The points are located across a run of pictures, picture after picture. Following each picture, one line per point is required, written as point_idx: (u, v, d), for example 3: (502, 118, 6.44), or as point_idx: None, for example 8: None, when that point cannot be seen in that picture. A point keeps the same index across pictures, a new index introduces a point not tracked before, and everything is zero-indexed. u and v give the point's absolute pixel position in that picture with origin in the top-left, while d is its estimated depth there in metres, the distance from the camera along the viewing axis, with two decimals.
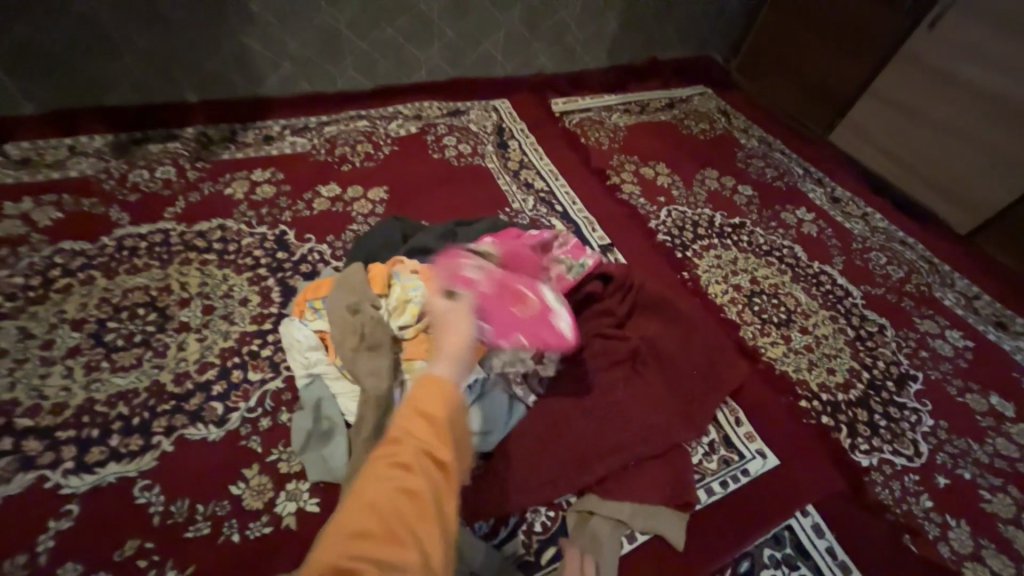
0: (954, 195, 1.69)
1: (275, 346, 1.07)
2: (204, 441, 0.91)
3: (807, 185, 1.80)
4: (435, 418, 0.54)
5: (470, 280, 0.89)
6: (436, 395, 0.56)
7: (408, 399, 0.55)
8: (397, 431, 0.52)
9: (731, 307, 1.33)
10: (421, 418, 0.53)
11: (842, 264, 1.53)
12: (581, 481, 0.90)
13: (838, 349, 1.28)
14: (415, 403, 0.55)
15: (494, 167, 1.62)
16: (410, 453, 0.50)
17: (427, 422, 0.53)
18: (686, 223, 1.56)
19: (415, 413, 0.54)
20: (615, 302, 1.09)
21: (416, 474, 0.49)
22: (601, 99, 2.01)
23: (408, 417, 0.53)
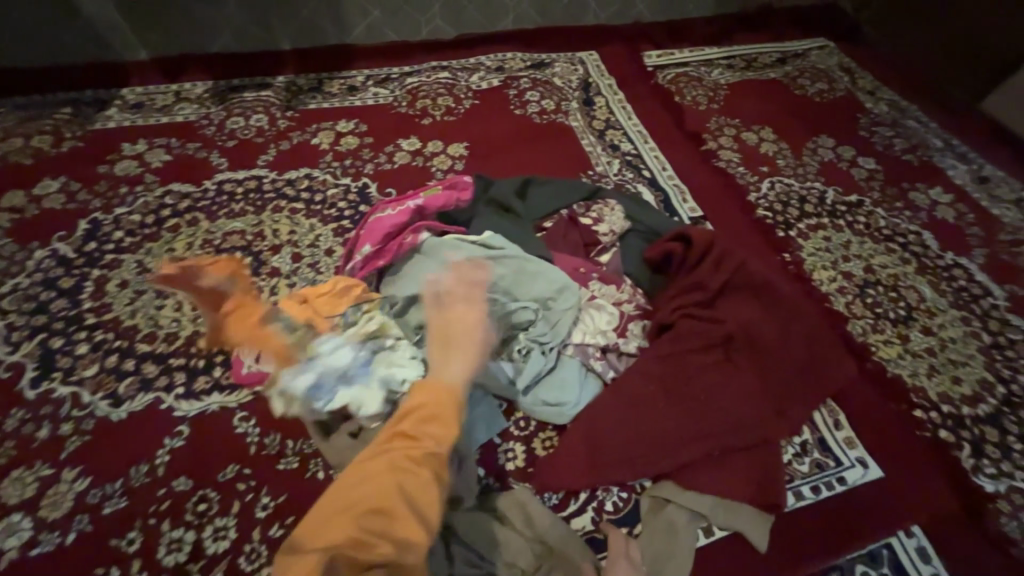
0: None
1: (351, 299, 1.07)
2: None
3: (947, 161, 1.52)
4: (427, 417, 0.67)
5: (371, 250, 1.00)
6: (435, 402, 0.67)
7: (412, 405, 0.68)
8: (399, 425, 0.66)
9: (839, 297, 1.18)
10: (422, 422, 0.66)
11: (983, 258, 1.29)
12: (660, 467, 0.86)
13: (968, 357, 1.10)
14: (420, 402, 0.68)
15: (578, 126, 1.51)
16: (398, 436, 0.65)
17: (421, 422, 0.66)
18: (791, 198, 1.39)
19: (419, 416, 0.67)
20: (707, 277, 0.98)
21: (411, 453, 0.63)
22: (701, 52, 1.80)
23: (411, 420, 0.67)
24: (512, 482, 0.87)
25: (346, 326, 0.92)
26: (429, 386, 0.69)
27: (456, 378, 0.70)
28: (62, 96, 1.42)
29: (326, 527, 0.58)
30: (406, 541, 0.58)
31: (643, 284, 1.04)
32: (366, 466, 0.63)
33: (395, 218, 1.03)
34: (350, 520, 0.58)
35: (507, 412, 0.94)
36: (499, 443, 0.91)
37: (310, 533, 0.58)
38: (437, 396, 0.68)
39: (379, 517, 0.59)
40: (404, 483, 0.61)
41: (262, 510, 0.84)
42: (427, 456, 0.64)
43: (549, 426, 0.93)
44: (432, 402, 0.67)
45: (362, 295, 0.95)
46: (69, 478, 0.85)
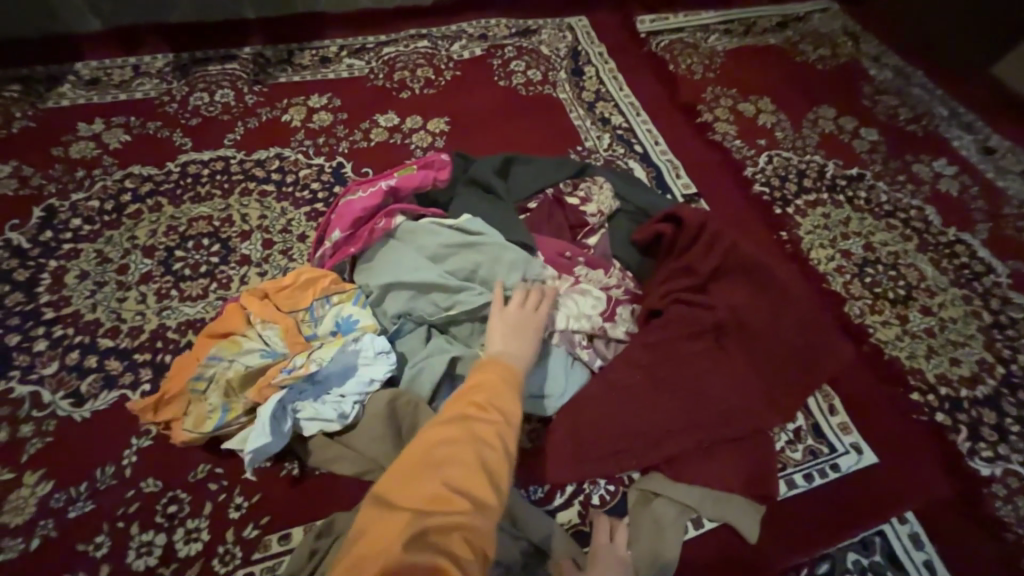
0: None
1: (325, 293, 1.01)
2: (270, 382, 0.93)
3: (952, 131, 1.46)
4: (495, 389, 0.66)
5: (339, 237, 0.94)
6: (501, 378, 0.68)
7: (479, 381, 0.67)
8: (470, 394, 0.65)
9: (836, 277, 1.13)
10: (489, 398, 0.65)
11: (987, 233, 1.25)
12: (649, 459, 0.83)
13: (967, 337, 1.06)
14: (489, 379, 0.67)
15: (567, 97, 1.42)
16: (472, 404, 0.64)
17: (493, 393, 0.65)
18: (790, 173, 1.32)
19: (487, 390, 0.66)
20: (700, 260, 0.93)
21: (486, 420, 0.62)
22: (697, 16, 1.69)
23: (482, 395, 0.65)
24: None
25: (314, 323, 0.88)
26: (494, 363, 0.69)
27: (514, 363, 0.73)
28: (10, 73, 1.32)
29: (409, 486, 0.55)
30: (486, 505, 0.55)
31: (633, 267, 0.99)
32: (446, 429, 0.60)
33: (365, 202, 0.96)
34: (435, 480, 0.55)
35: None
36: None
37: (395, 493, 0.55)
38: (502, 372, 0.69)
39: (461, 479, 0.56)
40: (483, 445, 0.59)
41: (235, 510, 0.80)
42: (499, 423, 0.62)
43: (533, 418, 0.89)
44: (494, 376, 0.68)
45: (331, 286, 0.90)
46: (30, 482, 0.81)
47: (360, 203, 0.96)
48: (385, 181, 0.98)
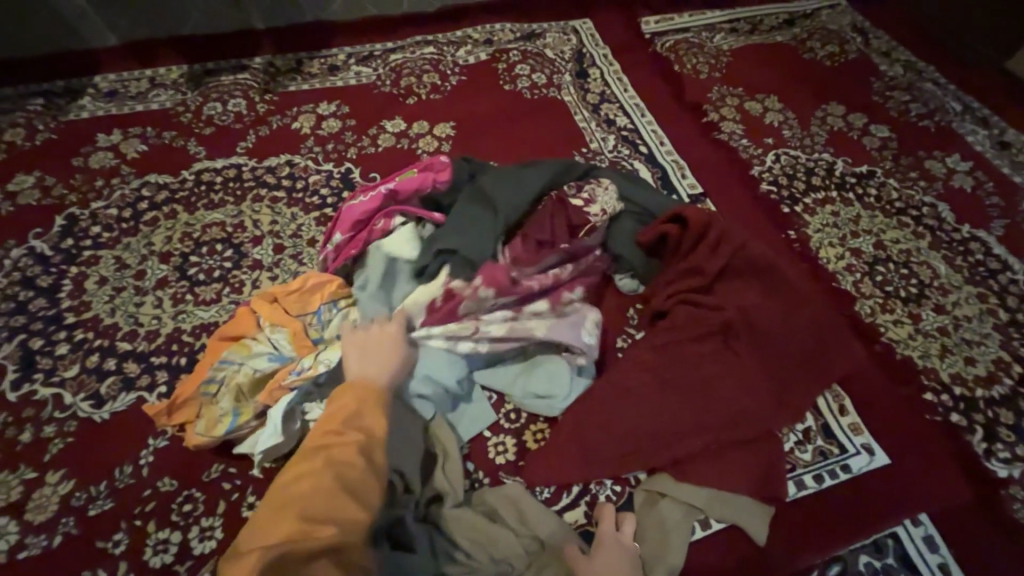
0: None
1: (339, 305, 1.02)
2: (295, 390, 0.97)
3: (966, 126, 1.43)
4: (345, 410, 0.73)
5: (338, 239, 0.98)
6: (355, 397, 0.75)
7: (334, 411, 0.73)
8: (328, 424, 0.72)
9: (846, 276, 1.12)
10: (347, 424, 0.71)
11: (1003, 230, 1.22)
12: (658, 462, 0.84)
13: (983, 335, 1.04)
14: (344, 404, 0.74)
15: (571, 100, 1.43)
16: (328, 434, 0.70)
17: (348, 415, 0.73)
18: (798, 171, 1.31)
19: (343, 416, 0.73)
20: (705, 260, 0.93)
21: (344, 442, 0.69)
22: (703, 16, 1.69)
23: (339, 422, 0.71)
24: (503, 477, 0.85)
25: (320, 327, 0.91)
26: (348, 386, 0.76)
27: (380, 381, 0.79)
28: (34, 87, 1.37)
29: (271, 521, 0.61)
30: (351, 515, 0.62)
31: (637, 269, 1.01)
32: (307, 462, 0.67)
33: (364, 207, 0.98)
34: (292, 518, 0.60)
35: (497, 404, 0.91)
36: (489, 436, 0.88)
37: (261, 529, 0.61)
38: (363, 391, 0.75)
39: (315, 502, 0.62)
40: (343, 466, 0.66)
41: (248, 509, 0.82)
42: (357, 443, 0.69)
43: (541, 418, 0.90)
44: (353, 397, 0.75)
45: (338, 290, 0.93)
46: (53, 480, 0.84)
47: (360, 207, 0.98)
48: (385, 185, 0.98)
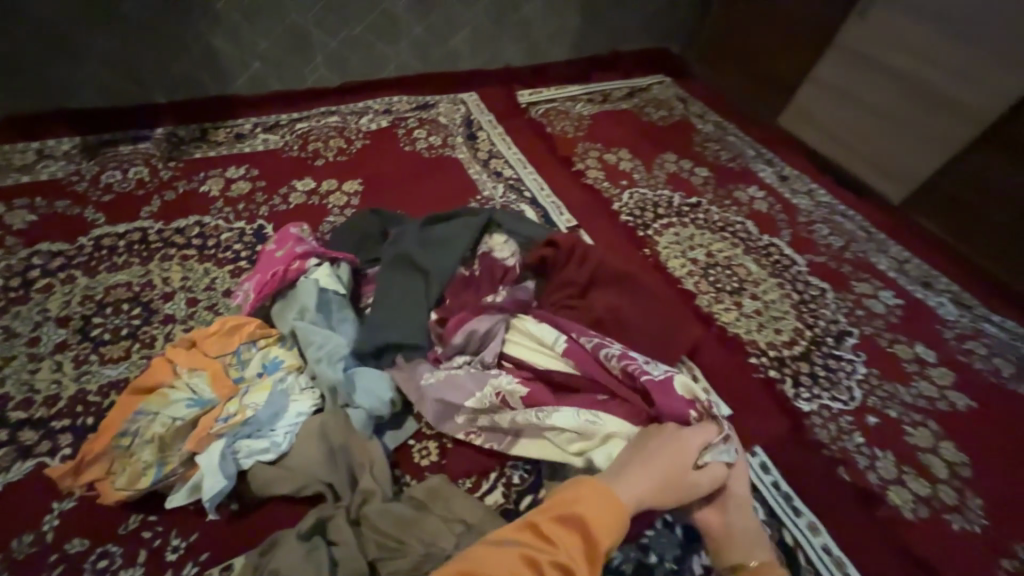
0: (874, 162, 1.81)
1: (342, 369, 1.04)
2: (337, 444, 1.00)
3: (758, 165, 1.93)
4: (585, 528, 0.63)
5: (247, 287, 1.09)
6: (610, 509, 0.66)
7: (578, 497, 0.67)
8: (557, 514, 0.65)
9: (688, 279, 1.45)
10: (574, 527, 0.63)
11: (789, 237, 1.66)
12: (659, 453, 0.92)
13: (783, 312, 1.40)
14: (588, 504, 0.66)
15: (464, 157, 1.69)
16: (554, 529, 0.63)
17: (576, 529, 0.63)
18: (647, 205, 1.67)
19: (572, 517, 0.64)
20: (574, 271, 1.17)
21: (554, 545, 0.61)
22: (565, 90, 2.10)
23: (571, 520, 0.64)
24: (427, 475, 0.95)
25: (240, 366, 0.95)
26: (608, 490, 0.67)
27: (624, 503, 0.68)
28: None
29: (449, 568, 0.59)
30: None
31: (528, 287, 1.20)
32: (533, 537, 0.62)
33: (269, 258, 1.11)
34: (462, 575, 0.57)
35: (418, 415, 1.03)
36: (413, 443, 0.99)
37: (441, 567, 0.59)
38: (608, 516, 0.65)
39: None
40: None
41: (173, 552, 0.82)
42: (562, 558, 0.60)
43: None
44: (594, 507, 0.65)
45: (256, 331, 0.99)
46: None
47: (266, 259, 1.12)
48: (287, 240, 1.14)
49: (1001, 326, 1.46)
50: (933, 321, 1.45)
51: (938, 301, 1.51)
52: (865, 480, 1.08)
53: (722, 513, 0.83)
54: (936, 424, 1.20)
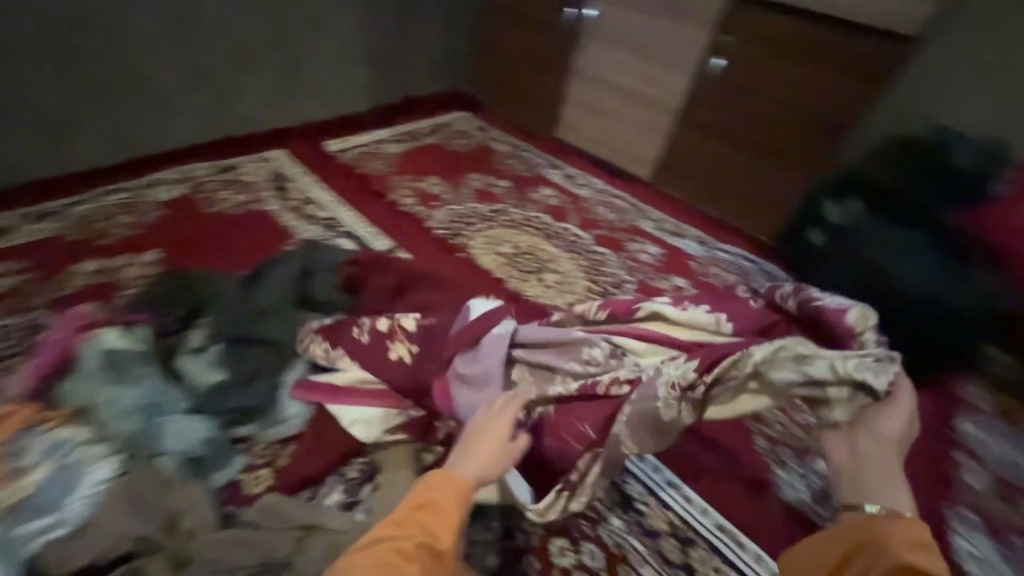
0: (623, 153, 2.32)
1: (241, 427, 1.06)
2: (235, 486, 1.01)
3: (548, 170, 2.31)
4: (438, 511, 0.74)
5: (23, 378, 1.05)
6: (452, 488, 0.77)
7: (421, 487, 0.77)
8: (410, 511, 0.74)
9: (499, 269, 1.70)
10: (423, 511, 0.74)
11: (577, 220, 2.01)
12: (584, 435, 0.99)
13: (576, 277, 1.72)
14: (434, 489, 0.76)
15: (276, 208, 1.77)
16: (409, 522, 0.72)
17: (432, 515, 0.73)
18: (458, 217, 1.92)
19: (422, 506, 0.75)
20: (380, 279, 1.33)
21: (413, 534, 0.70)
22: (373, 135, 2.30)
23: (419, 508, 0.74)
24: (256, 497, 1.00)
25: (18, 455, 0.92)
26: (448, 474, 0.78)
27: (464, 477, 0.80)
28: None
29: None
30: None
31: (342, 304, 1.31)
32: (394, 533, 0.71)
33: (45, 344, 1.09)
34: None
35: (249, 449, 1.07)
36: (243, 477, 1.02)
37: None
38: (453, 488, 0.77)
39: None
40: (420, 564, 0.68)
41: None
42: (422, 543, 0.70)
43: (290, 441, 1.08)
44: (442, 491, 0.76)
45: (36, 416, 0.97)
46: None
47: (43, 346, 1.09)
48: (66, 323, 1.13)
49: (729, 252, 1.95)
50: (685, 258, 1.89)
51: (687, 244, 1.96)
52: None
53: (864, 438, 0.84)
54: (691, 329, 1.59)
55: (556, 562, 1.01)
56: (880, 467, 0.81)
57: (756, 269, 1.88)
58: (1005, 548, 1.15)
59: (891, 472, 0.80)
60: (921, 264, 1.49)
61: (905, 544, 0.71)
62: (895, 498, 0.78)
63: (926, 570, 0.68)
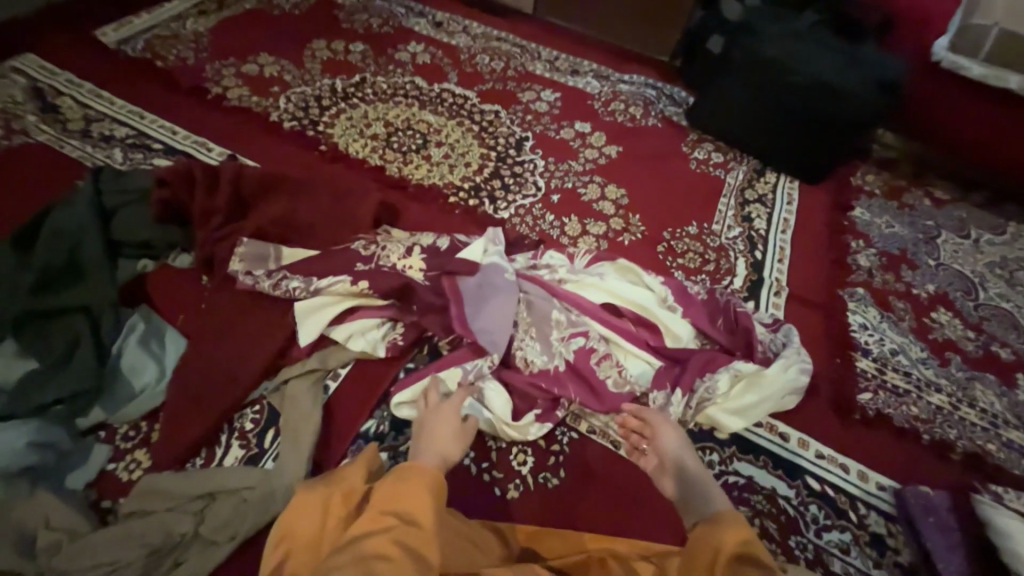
0: None
1: (110, 414, 0.87)
2: (108, 473, 0.85)
3: (411, 20, 1.84)
4: (419, 498, 0.67)
5: None
6: (424, 475, 0.70)
7: (389, 478, 0.69)
8: (388, 503, 0.67)
9: (374, 155, 1.42)
10: (399, 497, 0.67)
11: (457, 77, 1.67)
12: (549, 344, 0.99)
13: (468, 145, 1.48)
14: (400, 480, 0.69)
15: (51, 137, 1.32)
16: (387, 514, 0.65)
17: (414, 503, 0.66)
18: (309, 101, 1.53)
19: (395, 495, 0.67)
20: (207, 199, 1.04)
21: (392, 526, 0.64)
22: (163, 10, 1.69)
23: (393, 497, 0.67)
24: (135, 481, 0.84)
25: None
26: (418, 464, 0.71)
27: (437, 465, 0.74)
28: None
29: None
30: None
31: (171, 240, 1.04)
32: (377, 526, 0.64)
33: None
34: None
35: (110, 434, 0.88)
36: (114, 466, 0.85)
37: None
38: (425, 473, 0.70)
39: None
40: (415, 546, 0.62)
41: None
42: (405, 529, 0.63)
43: (158, 411, 0.90)
44: (420, 480, 0.68)
45: None
46: None
47: None
48: None
49: (631, 82, 1.74)
50: (585, 99, 1.67)
51: (585, 82, 1.72)
52: (557, 242, 1.29)
53: (675, 482, 0.82)
54: (599, 177, 1.46)
55: (491, 447, 0.94)
56: (687, 480, 0.81)
57: (660, 96, 1.71)
58: (886, 312, 1.28)
59: (700, 491, 0.78)
60: (813, 51, 1.42)
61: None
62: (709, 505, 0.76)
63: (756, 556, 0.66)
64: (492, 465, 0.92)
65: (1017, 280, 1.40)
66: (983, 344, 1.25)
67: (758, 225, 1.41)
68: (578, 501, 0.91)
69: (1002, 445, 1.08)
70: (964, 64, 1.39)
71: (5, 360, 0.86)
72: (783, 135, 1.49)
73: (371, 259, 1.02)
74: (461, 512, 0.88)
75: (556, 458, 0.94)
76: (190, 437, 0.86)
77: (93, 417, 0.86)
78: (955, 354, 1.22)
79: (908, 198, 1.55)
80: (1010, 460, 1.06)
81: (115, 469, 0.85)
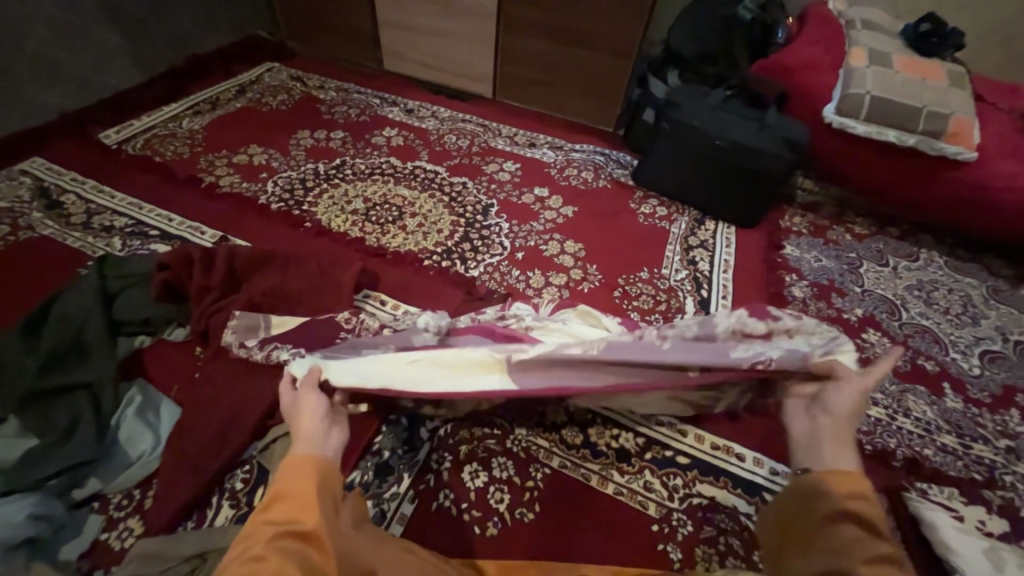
0: (460, 75, 2.19)
1: (105, 484, 0.92)
2: (100, 543, 0.88)
3: (385, 109, 2.09)
4: (298, 494, 0.64)
5: None
6: (305, 471, 0.67)
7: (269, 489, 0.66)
8: (264, 511, 0.63)
9: (355, 228, 1.58)
10: (281, 498, 0.64)
11: (427, 155, 1.89)
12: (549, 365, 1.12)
13: (439, 214, 1.65)
14: (285, 481, 0.66)
15: (54, 230, 1.44)
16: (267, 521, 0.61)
17: (293, 502, 0.64)
18: (295, 184, 1.70)
19: (279, 496, 0.64)
20: (203, 277, 1.15)
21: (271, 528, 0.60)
22: (162, 112, 1.90)
23: (275, 498, 0.64)
24: (126, 550, 0.88)
25: None
26: (298, 461, 0.68)
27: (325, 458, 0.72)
28: None
29: None
30: None
31: (170, 315, 1.14)
32: (252, 536, 0.59)
33: None
34: None
35: (104, 505, 0.92)
36: (107, 535, 0.89)
37: None
38: (308, 467, 0.68)
39: None
40: (296, 543, 0.58)
41: None
42: (287, 531, 0.59)
43: (152, 480, 0.95)
44: (298, 472, 0.67)
45: None
46: None
47: None
48: None
49: (581, 150, 1.98)
50: (543, 167, 1.89)
51: (541, 153, 1.95)
52: (524, 294, 1.43)
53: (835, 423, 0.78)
54: (558, 234, 1.63)
55: (470, 488, 1.01)
56: (821, 435, 0.77)
57: (608, 161, 1.95)
58: None
59: (841, 443, 0.75)
60: (730, 120, 1.66)
61: (860, 554, 0.61)
62: (836, 463, 0.72)
63: (863, 519, 0.65)
64: (472, 505, 0.99)
65: (934, 299, 1.58)
66: (910, 359, 1.40)
67: (702, 267, 1.58)
68: (551, 533, 0.97)
69: (937, 450, 1.19)
70: (850, 123, 1.66)
71: (6, 440, 0.91)
72: (715, 189, 1.71)
73: (353, 330, 1.15)
74: (445, 554, 0.93)
75: (530, 493, 1.01)
76: (183, 501, 0.91)
77: (90, 487, 0.91)
78: (886, 369, 1.36)
79: (831, 234, 1.76)
80: (946, 463, 1.17)
81: (108, 538, 0.89)
